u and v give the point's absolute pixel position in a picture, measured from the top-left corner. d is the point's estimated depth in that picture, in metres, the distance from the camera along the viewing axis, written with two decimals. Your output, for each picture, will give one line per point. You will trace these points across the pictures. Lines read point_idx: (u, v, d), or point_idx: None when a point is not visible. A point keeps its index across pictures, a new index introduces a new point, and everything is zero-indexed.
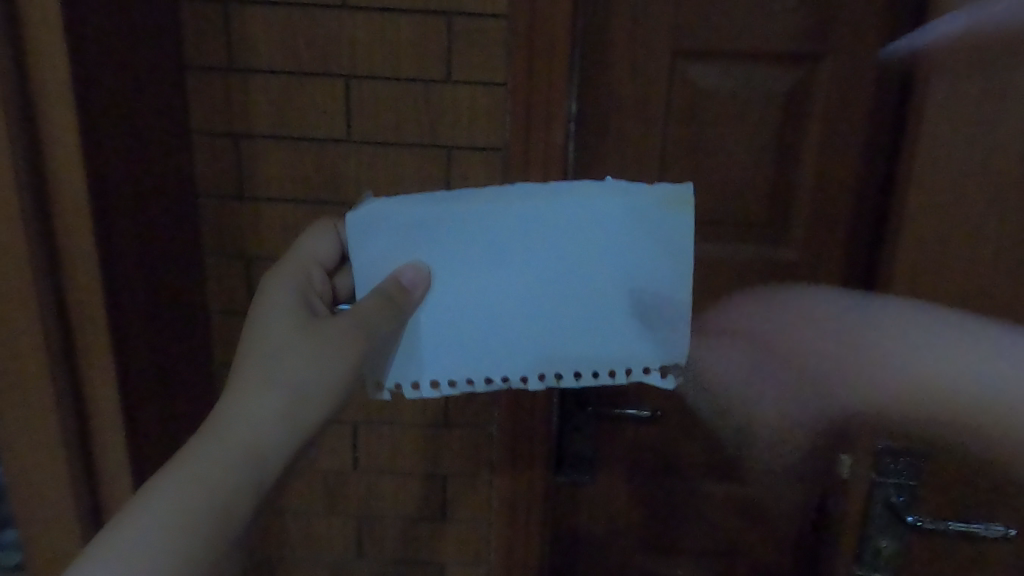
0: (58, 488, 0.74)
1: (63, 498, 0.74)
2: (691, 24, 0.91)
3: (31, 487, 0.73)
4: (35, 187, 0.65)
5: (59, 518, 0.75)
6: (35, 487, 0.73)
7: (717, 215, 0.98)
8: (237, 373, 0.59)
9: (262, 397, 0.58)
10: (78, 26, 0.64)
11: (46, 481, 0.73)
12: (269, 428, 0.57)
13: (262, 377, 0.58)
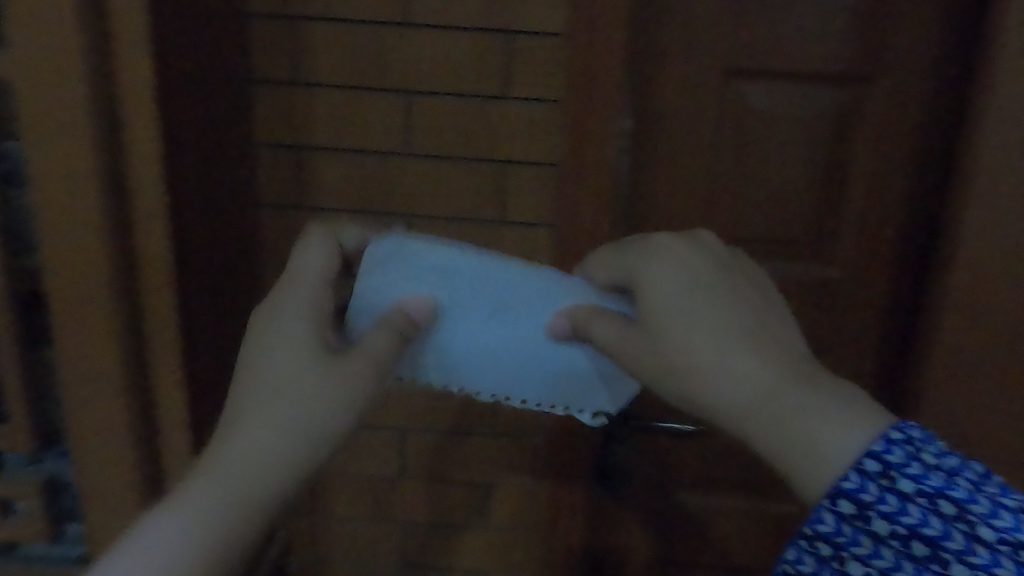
0: (124, 486, 0.76)
1: (129, 495, 0.76)
2: (742, 44, 0.93)
3: (100, 483, 0.75)
4: (117, 196, 0.67)
5: (124, 514, 0.77)
6: (103, 484, 0.75)
7: (764, 231, 1.00)
8: (252, 388, 0.52)
9: (279, 418, 0.51)
10: (162, 40, 0.67)
11: (114, 479, 0.75)
12: (282, 454, 0.50)
13: (277, 395, 0.51)
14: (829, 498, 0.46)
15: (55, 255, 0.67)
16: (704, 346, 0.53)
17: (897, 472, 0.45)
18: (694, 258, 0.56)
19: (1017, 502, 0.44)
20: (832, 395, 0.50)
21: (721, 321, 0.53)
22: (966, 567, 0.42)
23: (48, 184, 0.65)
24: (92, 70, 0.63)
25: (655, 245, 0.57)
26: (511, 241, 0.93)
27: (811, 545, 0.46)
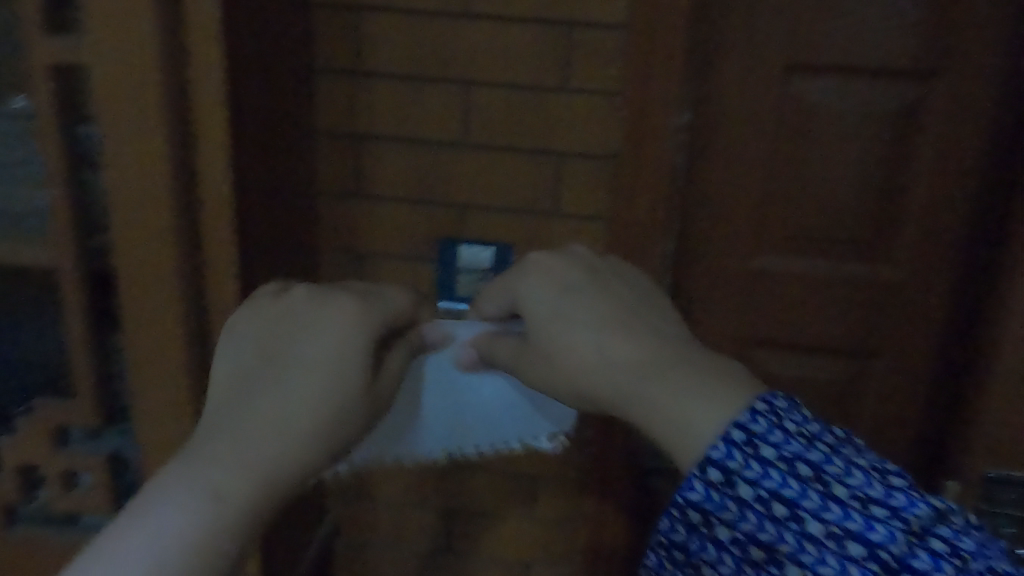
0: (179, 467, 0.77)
1: None
2: (804, 38, 0.92)
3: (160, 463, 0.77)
4: (188, 178, 0.69)
5: None
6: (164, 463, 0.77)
7: (821, 230, 0.99)
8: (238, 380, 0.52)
9: (267, 394, 0.50)
10: (234, 29, 0.68)
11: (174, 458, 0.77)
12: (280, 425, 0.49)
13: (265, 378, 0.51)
14: (699, 468, 0.45)
15: (128, 235, 0.69)
16: (584, 349, 0.53)
17: (761, 441, 0.44)
18: (562, 269, 0.57)
19: (871, 463, 0.44)
20: (711, 373, 0.49)
21: (594, 324, 0.53)
22: (822, 525, 0.42)
23: (123, 166, 0.67)
24: (168, 56, 0.64)
25: (530, 262, 0.58)
26: (566, 233, 0.93)
27: (682, 513, 0.46)
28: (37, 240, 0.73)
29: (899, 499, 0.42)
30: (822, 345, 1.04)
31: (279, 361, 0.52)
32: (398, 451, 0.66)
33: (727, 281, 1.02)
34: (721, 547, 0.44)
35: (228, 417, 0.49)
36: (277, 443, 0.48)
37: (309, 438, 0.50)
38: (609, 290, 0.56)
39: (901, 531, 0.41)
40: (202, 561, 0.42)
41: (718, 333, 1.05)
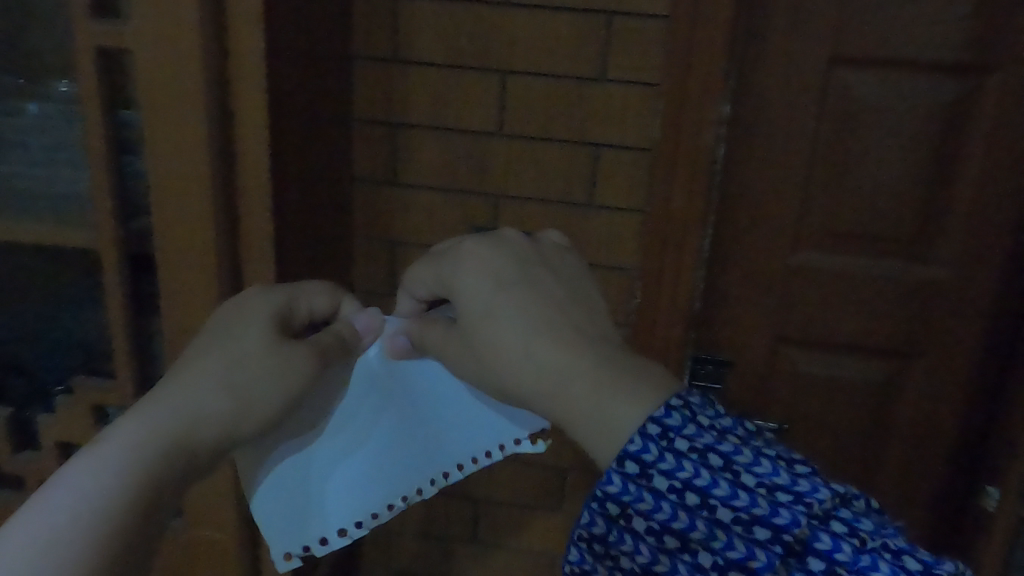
0: None
1: None
2: (849, 30, 0.89)
3: None
4: (226, 163, 0.69)
5: None
6: None
7: (862, 226, 0.97)
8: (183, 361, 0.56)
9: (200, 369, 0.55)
10: (274, 14, 0.69)
11: None
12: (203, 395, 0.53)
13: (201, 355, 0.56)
14: (616, 462, 0.45)
15: (168, 221, 0.70)
16: (510, 347, 0.53)
17: (676, 434, 0.45)
18: (492, 259, 0.56)
19: (778, 452, 0.46)
20: (625, 363, 0.51)
21: (537, 306, 0.54)
22: (731, 511, 0.43)
23: (164, 151, 0.67)
24: (209, 41, 0.65)
25: (465, 250, 0.57)
26: (601, 225, 0.92)
27: (601, 506, 0.46)
28: (79, 224, 0.74)
29: (804, 485, 0.44)
30: (860, 345, 1.02)
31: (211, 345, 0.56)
32: (355, 506, 0.61)
33: (763, 278, 1.01)
34: (637, 537, 0.45)
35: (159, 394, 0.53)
36: (204, 417, 0.53)
37: (231, 416, 0.54)
38: (537, 282, 0.55)
39: (804, 515, 0.43)
40: (128, 503, 0.46)
41: (752, 331, 1.03)
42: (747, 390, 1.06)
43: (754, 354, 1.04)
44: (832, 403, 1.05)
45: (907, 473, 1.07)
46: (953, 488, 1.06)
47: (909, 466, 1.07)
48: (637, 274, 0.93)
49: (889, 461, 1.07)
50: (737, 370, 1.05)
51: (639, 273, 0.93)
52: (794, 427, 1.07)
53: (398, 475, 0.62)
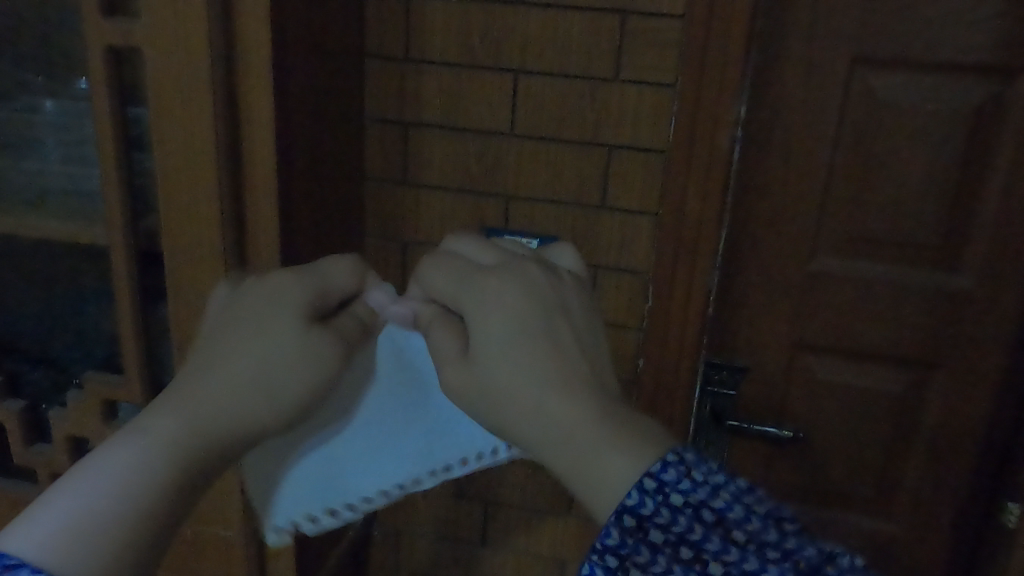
0: None
1: None
2: (873, 30, 0.87)
3: None
4: (233, 161, 0.69)
5: None
6: None
7: (884, 232, 0.95)
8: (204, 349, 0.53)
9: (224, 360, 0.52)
10: (284, 14, 0.69)
11: None
12: (229, 393, 0.51)
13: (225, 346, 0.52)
14: (614, 515, 0.46)
15: (176, 219, 0.70)
16: (513, 380, 0.50)
17: (671, 489, 0.46)
18: (514, 293, 0.52)
19: (767, 510, 0.47)
20: (623, 420, 0.50)
21: (541, 351, 0.51)
22: (721, 565, 0.44)
23: (172, 149, 0.68)
24: (217, 39, 0.65)
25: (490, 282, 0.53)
26: (615, 227, 0.91)
27: (598, 561, 0.46)
28: (91, 220, 0.75)
29: (792, 543, 0.45)
30: (880, 354, 0.99)
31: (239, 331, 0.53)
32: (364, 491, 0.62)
33: (780, 283, 0.98)
34: None
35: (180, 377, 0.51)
36: (227, 409, 0.50)
37: (262, 416, 0.52)
38: (554, 327, 0.52)
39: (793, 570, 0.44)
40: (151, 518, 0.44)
41: (769, 337, 1.01)
42: (764, 397, 1.04)
43: (770, 360, 1.02)
44: (850, 412, 1.03)
45: (926, 487, 1.04)
46: (974, 504, 1.03)
47: (929, 480, 1.04)
48: (651, 277, 0.92)
49: (908, 474, 1.04)
50: (753, 376, 1.03)
51: (652, 277, 0.91)
52: (812, 436, 1.05)
53: (389, 464, 0.62)
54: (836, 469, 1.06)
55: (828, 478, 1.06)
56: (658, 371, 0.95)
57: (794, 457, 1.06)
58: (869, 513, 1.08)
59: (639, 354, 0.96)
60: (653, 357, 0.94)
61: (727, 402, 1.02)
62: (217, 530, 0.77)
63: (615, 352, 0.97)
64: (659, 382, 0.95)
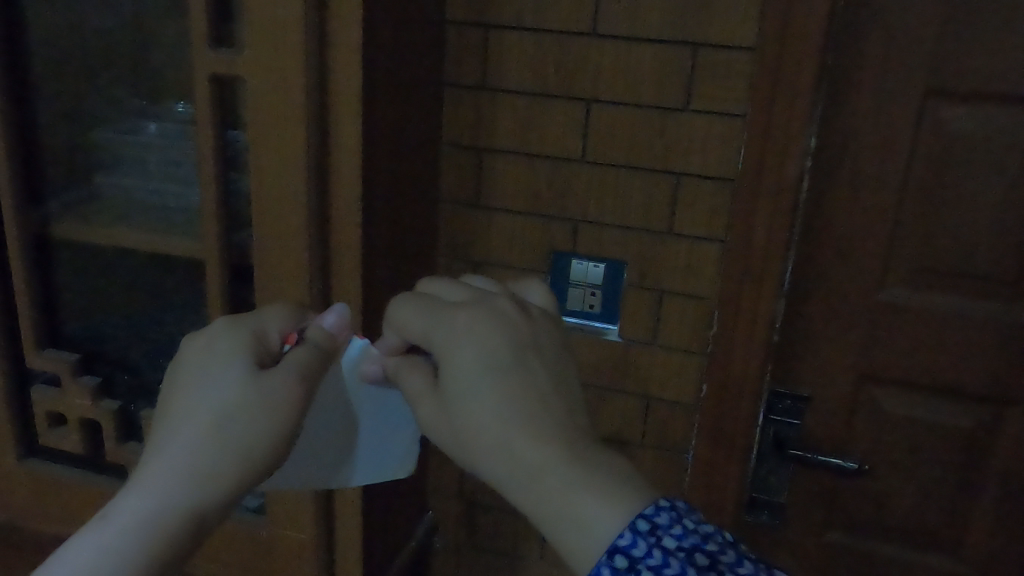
0: None
1: None
2: (948, 62, 0.87)
3: None
4: (321, 182, 0.74)
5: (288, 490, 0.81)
6: None
7: (956, 264, 0.94)
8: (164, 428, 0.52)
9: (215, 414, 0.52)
10: (375, 48, 0.73)
11: None
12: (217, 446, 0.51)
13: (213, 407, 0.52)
14: (606, 555, 0.48)
15: (267, 234, 0.75)
16: (496, 432, 0.53)
17: (663, 532, 0.49)
18: (479, 330, 0.56)
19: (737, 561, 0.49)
20: (591, 470, 0.51)
21: (502, 400, 0.53)
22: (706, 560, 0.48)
23: (267, 171, 0.72)
24: (313, 69, 0.70)
25: (444, 329, 0.56)
26: (681, 253, 0.93)
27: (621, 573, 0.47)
28: (188, 235, 0.81)
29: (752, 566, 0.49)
30: (952, 389, 0.98)
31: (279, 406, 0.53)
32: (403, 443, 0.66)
33: (846, 313, 0.98)
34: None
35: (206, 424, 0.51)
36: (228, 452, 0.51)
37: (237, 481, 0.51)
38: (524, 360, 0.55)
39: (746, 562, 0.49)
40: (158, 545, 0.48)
41: (834, 367, 1.01)
42: (828, 427, 1.03)
43: (835, 391, 1.02)
44: (919, 446, 1.01)
45: (997, 527, 1.02)
46: None
47: (1001, 520, 1.01)
48: (716, 302, 0.93)
49: (979, 513, 1.02)
50: (817, 405, 1.03)
51: (718, 302, 0.92)
52: (878, 469, 1.03)
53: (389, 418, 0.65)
54: (903, 503, 1.04)
55: (893, 512, 1.04)
56: (721, 396, 0.95)
57: (858, 490, 1.05)
58: (937, 550, 1.05)
59: (701, 379, 0.97)
60: (717, 382, 0.95)
61: (790, 430, 1.03)
62: (290, 533, 0.83)
63: (677, 377, 0.98)
64: (722, 407, 0.96)
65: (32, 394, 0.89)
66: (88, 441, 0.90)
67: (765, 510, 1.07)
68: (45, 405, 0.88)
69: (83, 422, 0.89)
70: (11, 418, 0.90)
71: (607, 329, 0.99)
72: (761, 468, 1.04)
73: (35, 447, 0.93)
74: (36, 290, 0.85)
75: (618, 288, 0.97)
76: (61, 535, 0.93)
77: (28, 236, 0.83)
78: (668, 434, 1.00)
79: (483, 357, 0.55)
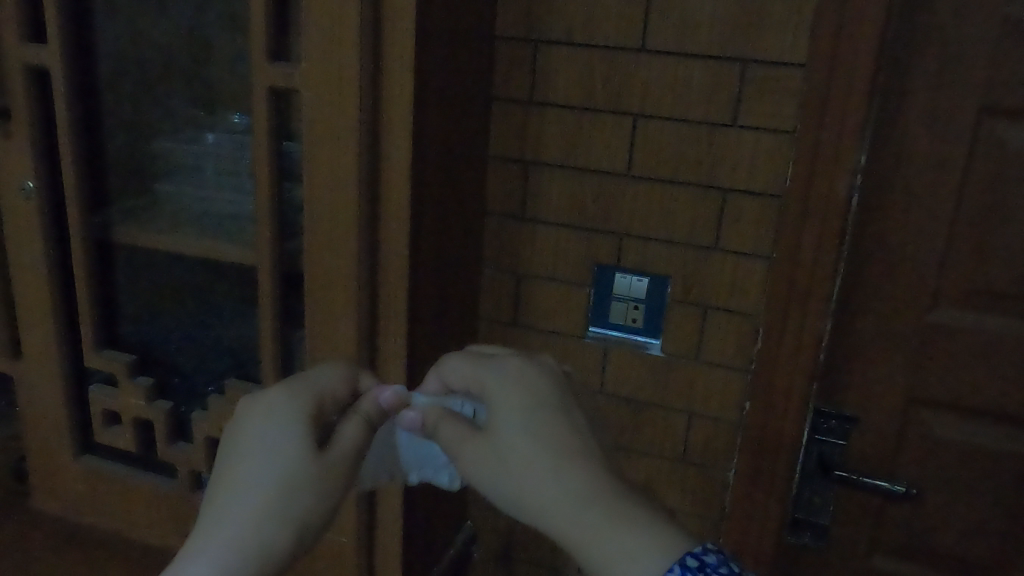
0: None
1: None
2: (1005, 80, 0.86)
3: None
4: (372, 193, 0.75)
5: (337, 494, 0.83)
6: None
7: (1011, 285, 0.92)
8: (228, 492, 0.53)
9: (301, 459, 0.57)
10: (427, 64, 0.75)
11: None
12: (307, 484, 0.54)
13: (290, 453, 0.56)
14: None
15: (319, 242, 0.76)
16: (521, 454, 0.56)
17: (710, 569, 0.50)
18: (523, 375, 0.60)
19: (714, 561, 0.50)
20: (614, 514, 0.52)
21: (533, 446, 0.56)
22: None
23: (320, 182, 0.74)
24: (366, 83, 0.71)
25: (501, 370, 0.61)
26: (726, 268, 0.92)
27: None
28: (241, 242, 0.83)
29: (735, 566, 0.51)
30: (1005, 413, 0.95)
31: (330, 480, 0.55)
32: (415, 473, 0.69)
33: (896, 333, 0.97)
34: None
35: (256, 483, 0.53)
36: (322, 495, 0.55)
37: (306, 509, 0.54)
38: (547, 413, 0.57)
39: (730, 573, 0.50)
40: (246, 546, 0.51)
41: (883, 388, 0.99)
42: (876, 448, 1.01)
43: (885, 413, 1.00)
44: (970, 472, 0.98)
45: None
46: None
47: None
48: (761, 319, 0.92)
49: None
50: (864, 427, 1.01)
51: (763, 320, 0.92)
52: (926, 493, 1.01)
53: None
54: (952, 529, 1.01)
55: (944, 538, 1.02)
56: (765, 414, 0.94)
57: (905, 514, 1.02)
58: None
59: (745, 397, 0.96)
60: (761, 401, 0.94)
61: (835, 451, 1.01)
62: (331, 536, 0.84)
63: (721, 393, 0.97)
64: (765, 425, 0.95)
65: (90, 392, 0.92)
66: (140, 440, 0.93)
67: (808, 532, 1.04)
68: (102, 404, 0.92)
69: (138, 421, 0.91)
70: (70, 415, 0.93)
71: (650, 344, 0.99)
72: (805, 489, 1.02)
73: (91, 444, 0.97)
74: (95, 291, 0.88)
75: (662, 303, 0.97)
76: (115, 530, 0.96)
77: (92, 240, 0.87)
78: (711, 450, 0.99)
79: (526, 387, 0.59)
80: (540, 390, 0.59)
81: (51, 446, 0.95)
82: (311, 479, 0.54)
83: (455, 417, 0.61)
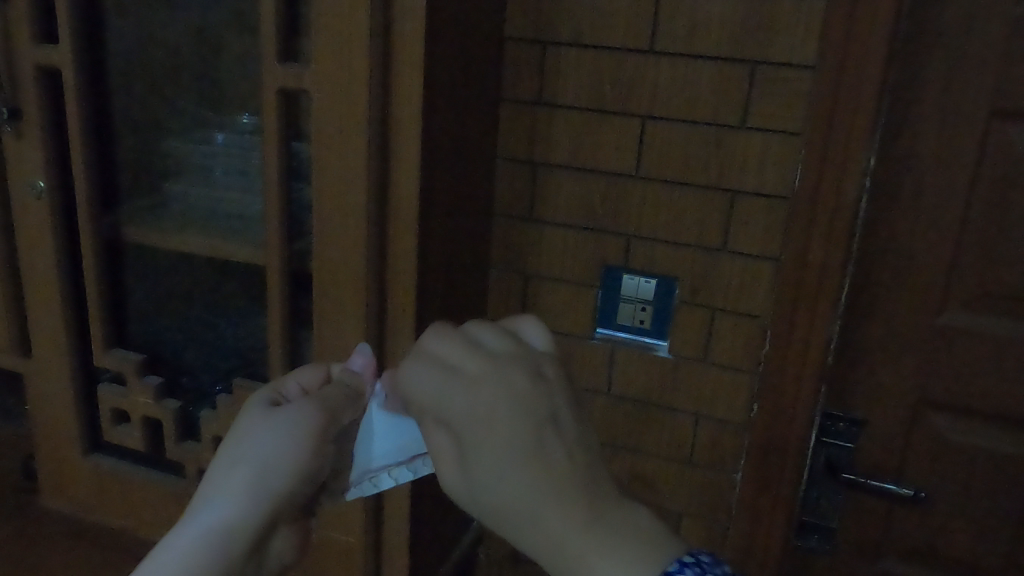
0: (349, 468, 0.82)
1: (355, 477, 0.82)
2: (1015, 83, 0.85)
3: None
4: (380, 193, 0.75)
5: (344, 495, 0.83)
6: None
7: (1021, 288, 0.91)
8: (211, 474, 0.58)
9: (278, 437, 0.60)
10: (436, 66, 0.75)
11: None
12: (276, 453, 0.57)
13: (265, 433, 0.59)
14: None
15: (329, 242, 0.77)
16: (510, 512, 0.46)
17: None
18: (508, 397, 0.47)
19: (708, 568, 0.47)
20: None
21: (525, 505, 0.45)
22: None
23: (330, 183, 0.75)
24: (375, 85, 0.71)
25: (478, 384, 0.47)
26: (734, 270, 0.92)
27: None
28: (250, 242, 0.83)
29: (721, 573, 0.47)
30: (1014, 417, 0.95)
31: (294, 445, 0.57)
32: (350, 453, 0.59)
33: (904, 336, 0.96)
34: None
35: (228, 463, 0.57)
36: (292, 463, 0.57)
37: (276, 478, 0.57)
38: (538, 459, 0.46)
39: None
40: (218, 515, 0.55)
41: (891, 391, 0.99)
42: (884, 452, 1.01)
43: (893, 416, 0.99)
44: (979, 475, 0.98)
45: None
46: None
47: None
48: (769, 321, 0.92)
49: None
50: (873, 430, 1.01)
51: (771, 321, 0.91)
52: (935, 497, 1.00)
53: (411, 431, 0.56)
54: (961, 533, 1.00)
55: (953, 543, 1.01)
56: (773, 417, 0.94)
57: (914, 518, 1.02)
58: None
59: (752, 399, 0.96)
60: (768, 403, 0.94)
61: (842, 453, 1.01)
62: (338, 536, 0.84)
63: (728, 395, 0.97)
64: (773, 428, 0.95)
65: (99, 391, 0.92)
66: (149, 439, 0.93)
67: (815, 534, 1.04)
68: (111, 403, 0.92)
69: (146, 420, 0.92)
70: (79, 413, 0.94)
71: (657, 345, 0.99)
72: (812, 491, 1.03)
73: (100, 443, 0.97)
74: (105, 290, 0.89)
75: (669, 304, 0.97)
76: (123, 528, 0.96)
77: (102, 239, 0.87)
78: (718, 452, 0.99)
79: (510, 421, 0.46)
80: (527, 420, 0.46)
81: (60, 444, 0.96)
82: (277, 448, 0.57)
83: (433, 423, 0.49)
